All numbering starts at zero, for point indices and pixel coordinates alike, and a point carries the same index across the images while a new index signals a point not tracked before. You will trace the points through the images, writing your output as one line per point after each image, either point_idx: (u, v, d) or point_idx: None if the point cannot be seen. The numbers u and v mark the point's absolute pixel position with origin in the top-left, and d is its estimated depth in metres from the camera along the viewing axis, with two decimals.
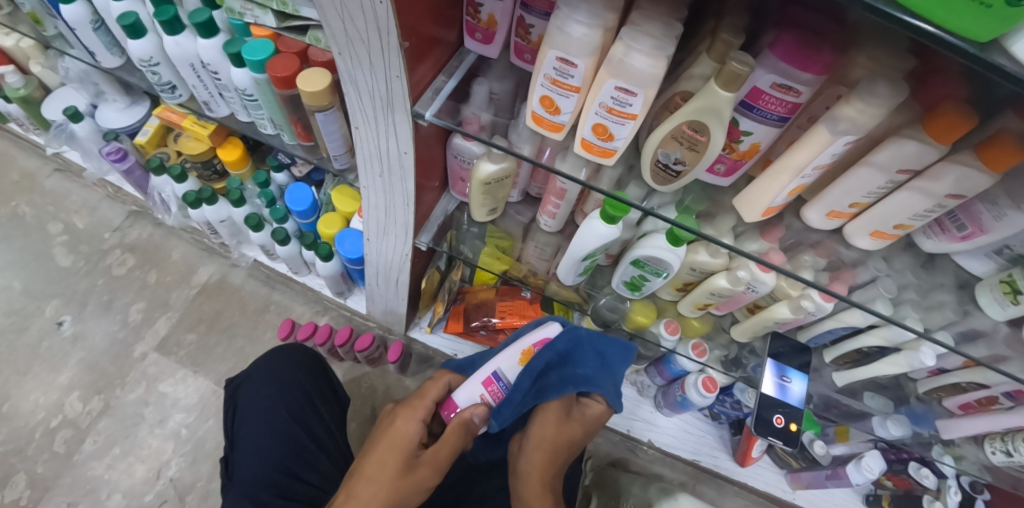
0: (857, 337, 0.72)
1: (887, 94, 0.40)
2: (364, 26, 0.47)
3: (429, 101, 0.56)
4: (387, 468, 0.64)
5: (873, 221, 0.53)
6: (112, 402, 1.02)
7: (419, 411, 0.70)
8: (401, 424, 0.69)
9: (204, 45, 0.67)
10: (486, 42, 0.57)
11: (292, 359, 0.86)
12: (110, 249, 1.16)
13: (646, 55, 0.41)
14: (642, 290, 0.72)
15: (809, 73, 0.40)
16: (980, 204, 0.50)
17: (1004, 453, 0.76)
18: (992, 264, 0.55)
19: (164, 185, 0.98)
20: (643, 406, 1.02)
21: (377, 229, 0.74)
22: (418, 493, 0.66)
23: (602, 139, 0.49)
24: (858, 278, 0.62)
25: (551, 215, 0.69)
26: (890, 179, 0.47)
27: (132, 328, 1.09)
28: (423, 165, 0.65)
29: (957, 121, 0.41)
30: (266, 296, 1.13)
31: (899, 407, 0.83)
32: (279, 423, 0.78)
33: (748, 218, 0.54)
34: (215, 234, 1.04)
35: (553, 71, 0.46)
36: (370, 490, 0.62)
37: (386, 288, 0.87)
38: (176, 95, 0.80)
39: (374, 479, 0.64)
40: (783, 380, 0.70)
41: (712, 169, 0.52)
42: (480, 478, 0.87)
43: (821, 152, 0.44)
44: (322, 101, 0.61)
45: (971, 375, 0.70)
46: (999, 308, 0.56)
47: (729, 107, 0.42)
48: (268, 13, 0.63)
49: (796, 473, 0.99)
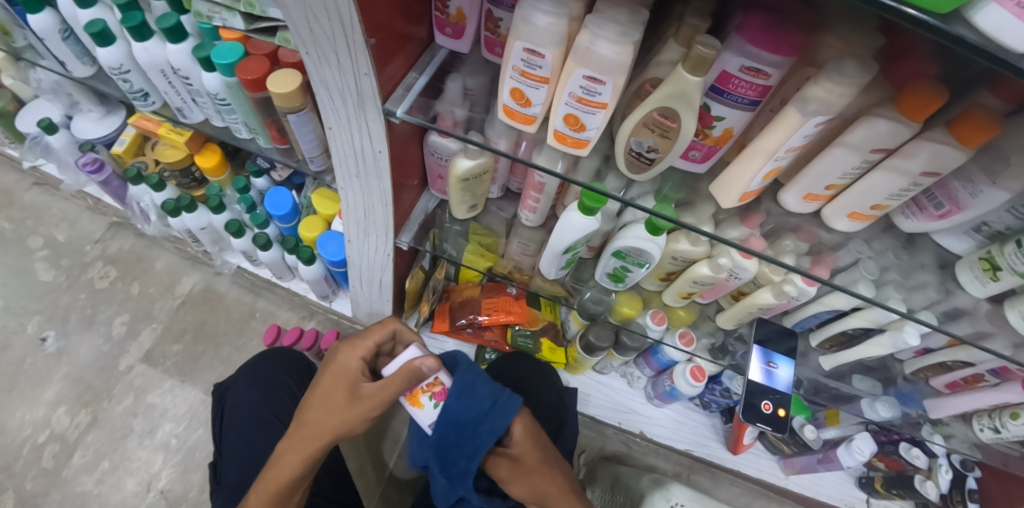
0: (842, 320, 0.72)
1: (856, 73, 0.40)
2: (328, 23, 0.46)
3: (400, 98, 0.56)
4: (333, 400, 0.62)
5: (851, 203, 0.53)
6: (99, 416, 1.01)
7: (361, 346, 0.65)
8: (345, 361, 0.64)
9: (173, 51, 0.66)
10: (456, 37, 0.56)
11: (279, 362, 0.85)
12: (92, 262, 1.15)
13: (612, 42, 0.41)
14: (625, 282, 0.72)
15: (777, 55, 0.40)
16: (956, 181, 0.50)
17: (992, 430, 0.76)
18: (970, 242, 0.56)
19: (142, 195, 0.97)
20: (634, 398, 1.01)
21: (356, 230, 0.74)
22: (369, 421, 0.62)
23: (574, 130, 0.48)
24: (840, 261, 0.62)
25: (531, 210, 0.69)
26: (864, 159, 0.47)
27: (117, 341, 1.08)
28: (399, 163, 0.64)
29: (928, 97, 0.41)
30: (251, 303, 1.12)
31: (888, 388, 0.84)
32: (266, 428, 0.78)
33: (725, 204, 0.54)
34: (196, 242, 1.03)
35: (521, 62, 0.45)
36: (323, 419, 0.61)
37: (370, 290, 0.86)
38: (148, 102, 0.78)
39: (324, 410, 0.61)
40: (770, 365, 0.70)
41: (687, 156, 0.52)
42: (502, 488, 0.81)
43: (794, 134, 0.44)
44: (294, 102, 0.61)
45: (956, 354, 0.70)
46: (979, 285, 0.57)
47: (698, 92, 0.41)
48: (236, 15, 0.63)
49: (789, 459, 1.00)
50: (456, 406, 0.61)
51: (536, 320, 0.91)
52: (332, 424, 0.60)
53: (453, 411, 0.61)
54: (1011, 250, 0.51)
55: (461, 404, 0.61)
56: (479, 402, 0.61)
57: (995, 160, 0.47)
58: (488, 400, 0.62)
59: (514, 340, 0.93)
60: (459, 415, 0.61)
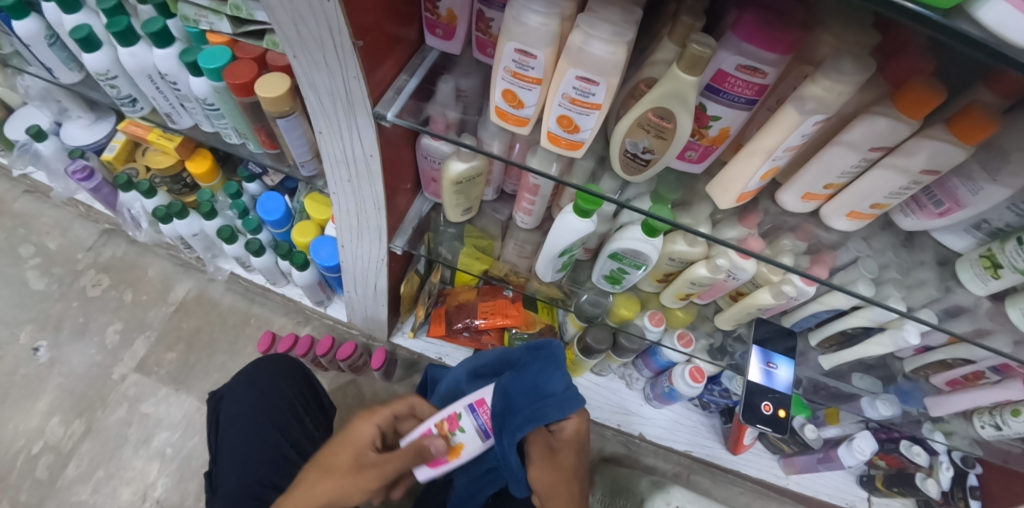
0: (841, 319, 0.71)
1: (854, 71, 0.39)
2: (316, 26, 0.45)
3: (390, 101, 0.55)
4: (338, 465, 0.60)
5: (849, 202, 0.52)
6: (93, 425, 1.00)
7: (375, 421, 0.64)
8: (354, 433, 0.63)
9: (160, 55, 0.65)
10: (447, 38, 0.56)
11: (273, 368, 0.84)
12: (84, 270, 1.13)
13: (604, 41, 0.40)
14: (623, 283, 0.71)
15: (773, 53, 0.39)
16: (956, 179, 0.49)
17: (993, 427, 0.76)
18: (970, 239, 0.55)
19: (133, 201, 0.96)
20: (632, 399, 1.00)
21: (350, 235, 0.73)
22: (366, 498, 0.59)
23: (568, 132, 0.48)
24: (839, 260, 0.61)
25: (527, 212, 0.68)
26: (863, 158, 0.46)
27: (110, 350, 1.06)
28: (392, 167, 0.63)
29: (928, 94, 0.40)
30: (246, 309, 1.12)
31: (887, 385, 0.83)
32: (261, 435, 0.77)
33: (722, 205, 0.53)
34: (188, 248, 1.02)
35: (513, 63, 0.44)
36: (318, 483, 0.59)
37: (365, 295, 0.86)
38: (137, 108, 0.77)
39: (326, 474, 0.60)
40: (769, 366, 0.69)
41: (683, 156, 0.51)
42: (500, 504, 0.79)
43: (791, 133, 0.43)
44: (282, 106, 0.60)
45: (956, 351, 0.70)
46: (980, 283, 0.56)
47: (694, 91, 0.40)
48: (223, 18, 0.61)
49: (789, 458, 0.99)
50: (538, 372, 0.64)
51: (533, 323, 0.90)
52: (327, 489, 0.58)
53: (533, 375, 0.63)
54: (1012, 248, 0.51)
55: (546, 368, 0.64)
56: (556, 381, 0.64)
57: (995, 157, 0.46)
58: (565, 388, 0.64)
59: (511, 343, 0.90)
60: (542, 374, 0.64)
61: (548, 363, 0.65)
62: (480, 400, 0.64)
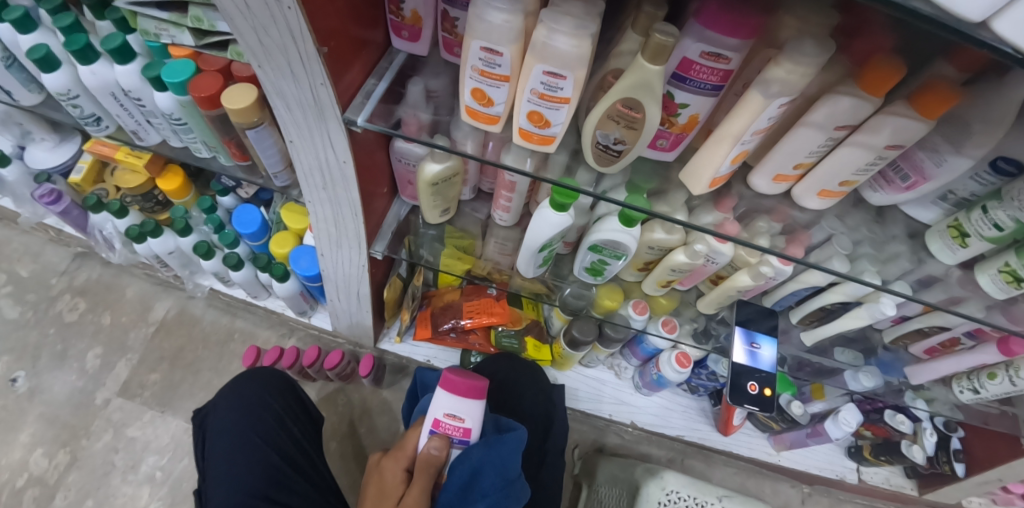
0: (820, 296, 0.73)
1: (814, 52, 0.39)
2: (278, 34, 0.44)
3: (360, 106, 0.54)
4: None
5: (819, 181, 0.53)
6: (79, 455, 0.98)
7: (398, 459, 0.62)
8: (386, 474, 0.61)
9: (122, 72, 0.64)
10: (413, 39, 0.55)
11: (259, 381, 0.83)
12: (59, 295, 1.11)
13: (568, 35, 0.40)
14: (604, 274, 0.71)
15: (736, 38, 0.40)
16: (920, 152, 0.50)
17: (971, 391, 0.80)
18: (939, 211, 0.58)
19: (104, 222, 0.94)
20: (622, 388, 1.01)
21: (329, 243, 0.72)
22: None
23: (539, 127, 0.48)
24: (814, 239, 0.63)
25: (505, 209, 0.68)
26: (830, 137, 0.47)
27: (91, 376, 1.04)
28: (367, 172, 0.63)
29: (887, 70, 0.41)
30: (228, 324, 1.10)
31: (869, 358, 0.85)
32: (249, 448, 0.76)
33: (696, 191, 0.53)
34: (165, 266, 1.00)
35: (480, 62, 0.44)
36: None
37: (348, 302, 0.85)
38: (101, 126, 0.75)
39: None
40: (753, 346, 0.70)
41: (655, 145, 0.51)
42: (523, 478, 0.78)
43: (757, 117, 0.43)
44: (251, 117, 0.59)
45: (932, 319, 0.72)
46: (950, 253, 0.59)
47: (660, 81, 0.41)
48: (185, 31, 0.61)
49: (779, 435, 1.00)
50: (505, 455, 0.60)
51: (519, 320, 0.91)
52: None
53: (503, 456, 0.59)
54: (977, 217, 0.54)
55: (511, 452, 0.60)
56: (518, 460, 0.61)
57: (957, 129, 0.47)
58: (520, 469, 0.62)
59: (498, 341, 0.91)
60: (510, 455, 0.60)
61: (515, 442, 0.61)
62: (438, 419, 0.61)
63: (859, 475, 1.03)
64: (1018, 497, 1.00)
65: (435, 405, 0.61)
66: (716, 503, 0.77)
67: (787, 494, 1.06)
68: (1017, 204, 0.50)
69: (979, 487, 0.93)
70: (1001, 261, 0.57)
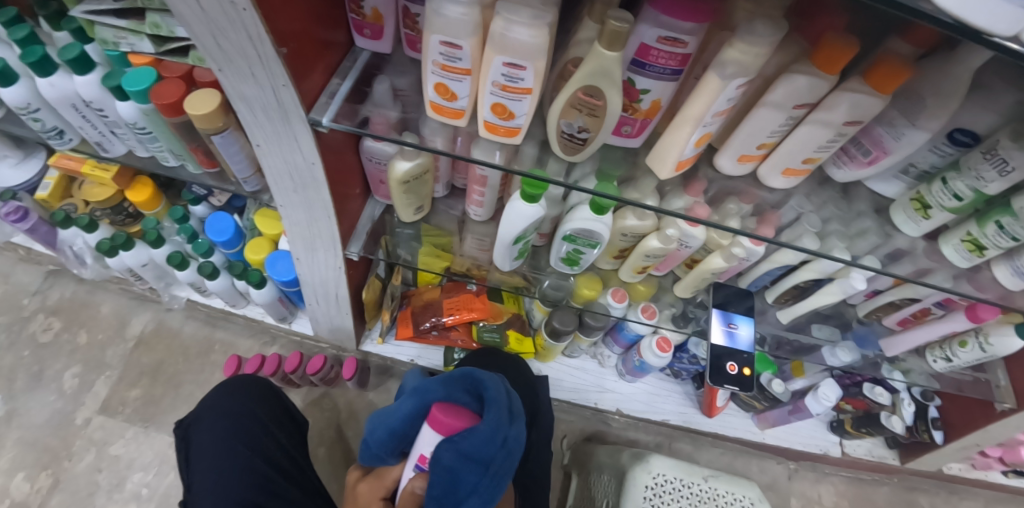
0: (793, 274, 0.74)
1: (767, 32, 0.40)
2: (235, 37, 0.44)
3: (325, 107, 0.54)
4: None
5: (782, 160, 0.54)
6: (62, 477, 0.96)
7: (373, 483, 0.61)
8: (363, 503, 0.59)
9: (82, 82, 0.63)
10: (376, 38, 0.55)
11: (242, 390, 0.82)
12: (31, 315, 1.08)
13: (526, 25, 0.40)
14: (580, 264, 0.72)
15: (691, 22, 0.40)
16: (880, 127, 0.51)
17: (944, 360, 0.82)
18: (901, 185, 0.59)
19: (73, 237, 0.92)
20: (606, 377, 1.02)
21: (304, 246, 0.71)
22: None
23: (503, 119, 0.48)
24: (784, 219, 0.64)
25: (478, 204, 0.69)
26: (790, 116, 0.48)
27: (70, 396, 1.02)
28: (337, 173, 0.62)
29: (841, 48, 0.42)
30: (208, 336, 1.09)
31: (845, 332, 0.87)
32: (235, 456, 0.75)
33: (663, 175, 0.54)
34: (139, 279, 0.99)
35: (440, 56, 0.44)
36: None
37: (327, 305, 0.84)
38: (64, 139, 0.74)
39: None
40: (731, 326, 0.72)
41: (619, 132, 0.52)
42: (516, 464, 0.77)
43: (716, 99, 0.44)
44: (216, 122, 0.58)
45: (902, 292, 0.74)
46: (913, 225, 0.60)
47: (619, 67, 0.41)
48: (144, 38, 0.60)
49: (762, 414, 1.02)
50: (481, 444, 0.48)
51: (499, 313, 0.91)
52: None
53: (479, 446, 0.48)
54: (938, 189, 0.55)
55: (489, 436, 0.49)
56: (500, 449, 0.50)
57: (913, 103, 0.48)
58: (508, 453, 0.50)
59: (479, 336, 0.91)
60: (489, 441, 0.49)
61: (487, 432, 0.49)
62: (423, 456, 0.54)
63: (842, 448, 1.05)
64: (995, 460, 1.04)
65: (421, 441, 0.54)
66: (703, 483, 0.80)
67: (774, 471, 1.08)
68: (975, 174, 0.52)
69: (957, 453, 0.95)
70: (963, 231, 0.59)
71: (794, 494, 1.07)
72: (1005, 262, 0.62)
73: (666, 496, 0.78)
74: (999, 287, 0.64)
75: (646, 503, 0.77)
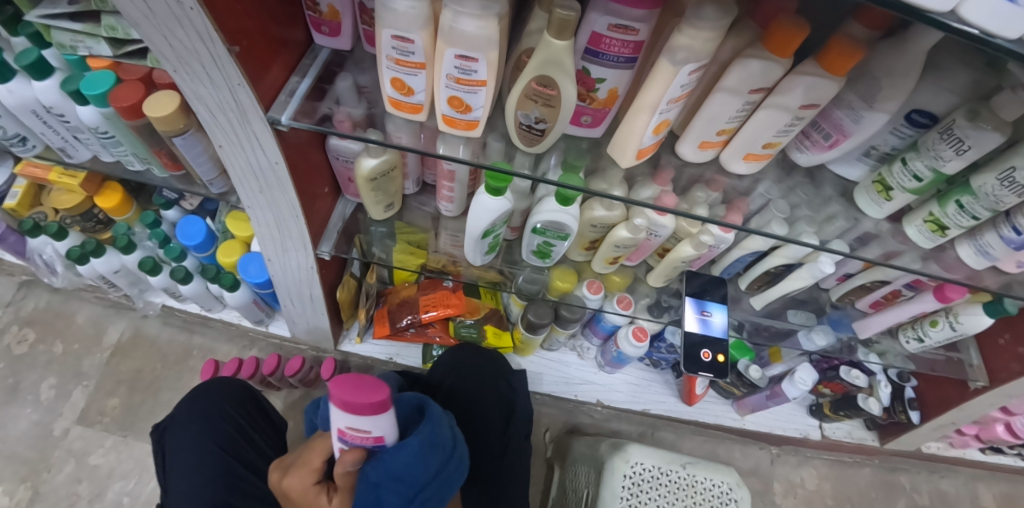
0: (764, 260, 0.75)
1: (714, 17, 0.40)
2: (185, 37, 0.43)
3: (284, 105, 0.53)
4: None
5: (742, 146, 0.54)
6: (40, 489, 0.94)
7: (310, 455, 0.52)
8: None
9: (40, 88, 0.62)
10: (334, 34, 0.55)
11: (217, 391, 0.82)
12: (5, 327, 1.06)
13: (474, 17, 0.39)
14: (552, 256, 0.72)
15: (639, 9, 0.40)
16: (838, 110, 0.52)
17: (916, 340, 0.83)
18: (863, 168, 0.60)
19: (43, 246, 0.91)
20: (586, 369, 1.02)
21: (275, 247, 0.71)
22: None
23: (461, 112, 0.48)
24: (751, 206, 0.64)
25: (448, 200, 0.69)
26: (746, 101, 0.48)
27: (46, 407, 1.01)
28: (302, 172, 0.62)
29: (791, 31, 0.42)
30: (186, 342, 1.08)
31: (820, 317, 0.88)
32: (208, 456, 0.75)
33: (625, 163, 0.54)
34: (112, 286, 0.98)
35: (394, 51, 0.44)
36: None
37: (303, 306, 0.84)
38: (28, 146, 0.73)
39: None
40: (703, 314, 0.72)
41: (579, 122, 0.51)
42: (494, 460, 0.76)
43: (669, 86, 0.44)
44: (176, 124, 0.58)
45: (872, 275, 0.75)
46: (877, 207, 0.61)
47: (570, 56, 0.41)
48: (101, 41, 0.59)
49: (742, 400, 1.03)
50: (412, 461, 0.48)
51: (477, 309, 0.91)
52: None
53: (409, 461, 0.47)
54: (898, 170, 0.56)
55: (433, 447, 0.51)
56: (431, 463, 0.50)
57: (869, 86, 0.49)
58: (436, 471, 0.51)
59: (457, 332, 0.92)
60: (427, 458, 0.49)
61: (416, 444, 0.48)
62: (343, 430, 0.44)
63: (822, 432, 1.07)
64: (972, 438, 1.06)
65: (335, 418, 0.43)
66: (681, 471, 0.81)
67: (757, 456, 1.10)
68: (933, 154, 0.52)
69: (934, 431, 0.97)
70: (926, 212, 0.60)
71: (777, 478, 1.09)
72: (968, 241, 0.63)
73: (645, 485, 0.79)
74: (964, 266, 0.65)
75: (625, 492, 0.78)
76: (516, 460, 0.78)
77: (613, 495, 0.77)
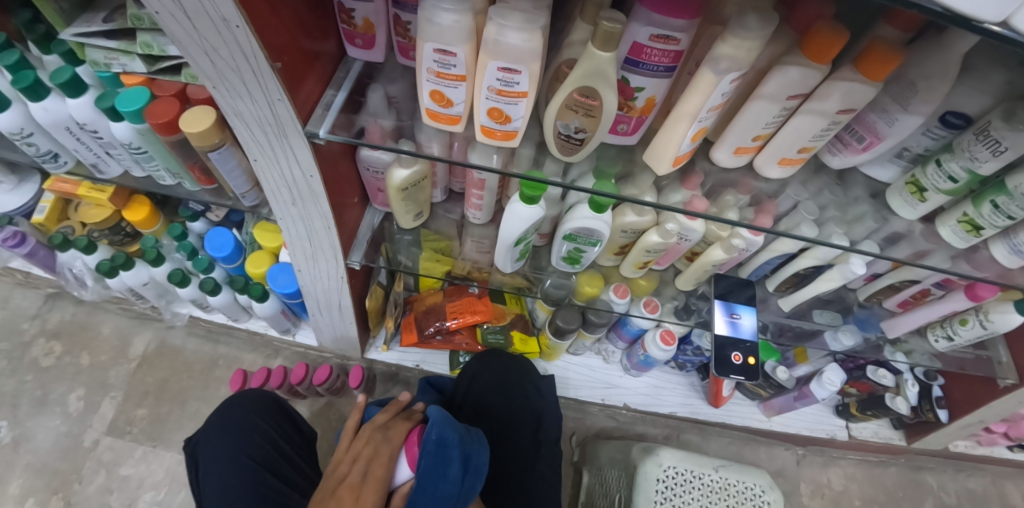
0: (792, 263, 0.74)
1: (757, 25, 0.40)
2: (228, 55, 0.44)
3: (320, 118, 0.54)
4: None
5: (777, 150, 0.54)
6: (72, 500, 0.95)
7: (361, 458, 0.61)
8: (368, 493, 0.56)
9: (75, 105, 0.62)
10: (368, 47, 0.55)
11: (248, 403, 0.83)
12: (33, 340, 1.08)
13: (518, 30, 0.40)
14: (582, 262, 0.72)
15: (682, 19, 0.40)
16: (872, 113, 0.52)
17: (946, 339, 0.83)
18: (895, 169, 0.60)
19: (73, 260, 0.92)
20: (611, 372, 1.02)
21: (305, 258, 0.72)
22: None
23: (499, 123, 0.48)
24: (781, 208, 0.64)
25: (477, 207, 0.69)
26: (784, 107, 0.48)
27: (75, 419, 1.02)
28: (334, 184, 0.62)
29: (831, 37, 0.42)
30: (211, 352, 1.09)
31: (847, 317, 0.87)
32: (242, 470, 0.76)
33: (661, 171, 0.54)
34: (140, 299, 0.99)
35: (435, 63, 0.44)
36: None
37: (330, 315, 0.85)
38: (59, 162, 0.73)
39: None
40: (733, 317, 0.72)
41: (615, 130, 0.51)
42: (522, 472, 0.80)
43: (710, 95, 0.44)
44: (211, 139, 0.58)
45: (900, 274, 0.75)
46: (910, 208, 0.60)
47: (613, 67, 0.41)
48: (136, 58, 0.60)
49: (768, 402, 1.02)
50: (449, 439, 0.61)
51: (503, 315, 0.92)
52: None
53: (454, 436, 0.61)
54: (932, 171, 0.56)
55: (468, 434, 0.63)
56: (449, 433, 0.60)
57: (904, 88, 0.49)
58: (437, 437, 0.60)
59: (484, 338, 0.93)
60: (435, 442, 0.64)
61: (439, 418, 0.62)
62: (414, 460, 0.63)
63: (848, 432, 1.06)
64: (1000, 436, 1.04)
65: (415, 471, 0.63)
66: (714, 474, 0.81)
67: (782, 457, 1.10)
68: (968, 155, 0.52)
69: (962, 430, 0.96)
70: (959, 212, 0.60)
71: (804, 479, 1.09)
72: (1002, 240, 0.62)
73: (679, 488, 0.79)
74: (997, 264, 0.64)
75: (658, 496, 0.78)
76: (545, 459, 0.81)
77: (647, 499, 0.78)
